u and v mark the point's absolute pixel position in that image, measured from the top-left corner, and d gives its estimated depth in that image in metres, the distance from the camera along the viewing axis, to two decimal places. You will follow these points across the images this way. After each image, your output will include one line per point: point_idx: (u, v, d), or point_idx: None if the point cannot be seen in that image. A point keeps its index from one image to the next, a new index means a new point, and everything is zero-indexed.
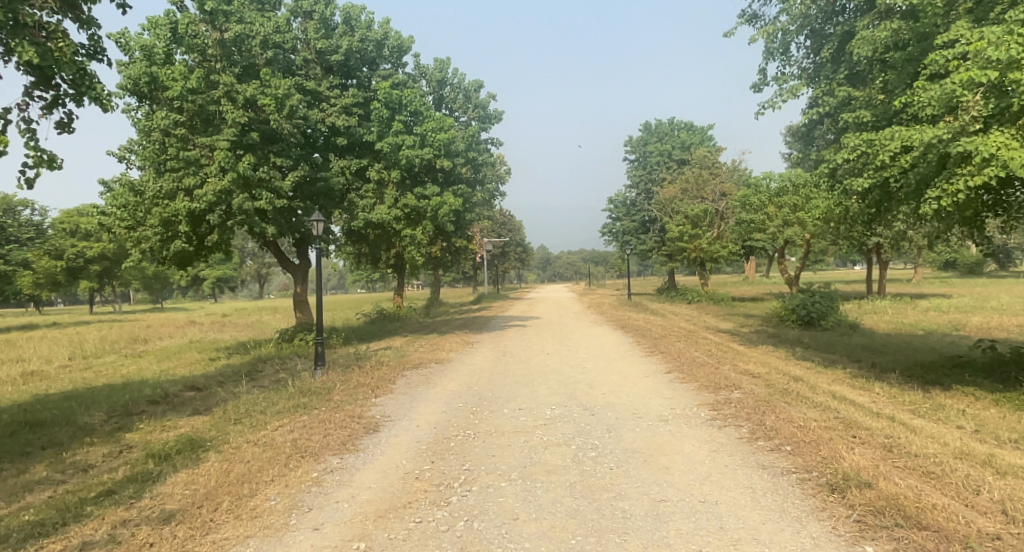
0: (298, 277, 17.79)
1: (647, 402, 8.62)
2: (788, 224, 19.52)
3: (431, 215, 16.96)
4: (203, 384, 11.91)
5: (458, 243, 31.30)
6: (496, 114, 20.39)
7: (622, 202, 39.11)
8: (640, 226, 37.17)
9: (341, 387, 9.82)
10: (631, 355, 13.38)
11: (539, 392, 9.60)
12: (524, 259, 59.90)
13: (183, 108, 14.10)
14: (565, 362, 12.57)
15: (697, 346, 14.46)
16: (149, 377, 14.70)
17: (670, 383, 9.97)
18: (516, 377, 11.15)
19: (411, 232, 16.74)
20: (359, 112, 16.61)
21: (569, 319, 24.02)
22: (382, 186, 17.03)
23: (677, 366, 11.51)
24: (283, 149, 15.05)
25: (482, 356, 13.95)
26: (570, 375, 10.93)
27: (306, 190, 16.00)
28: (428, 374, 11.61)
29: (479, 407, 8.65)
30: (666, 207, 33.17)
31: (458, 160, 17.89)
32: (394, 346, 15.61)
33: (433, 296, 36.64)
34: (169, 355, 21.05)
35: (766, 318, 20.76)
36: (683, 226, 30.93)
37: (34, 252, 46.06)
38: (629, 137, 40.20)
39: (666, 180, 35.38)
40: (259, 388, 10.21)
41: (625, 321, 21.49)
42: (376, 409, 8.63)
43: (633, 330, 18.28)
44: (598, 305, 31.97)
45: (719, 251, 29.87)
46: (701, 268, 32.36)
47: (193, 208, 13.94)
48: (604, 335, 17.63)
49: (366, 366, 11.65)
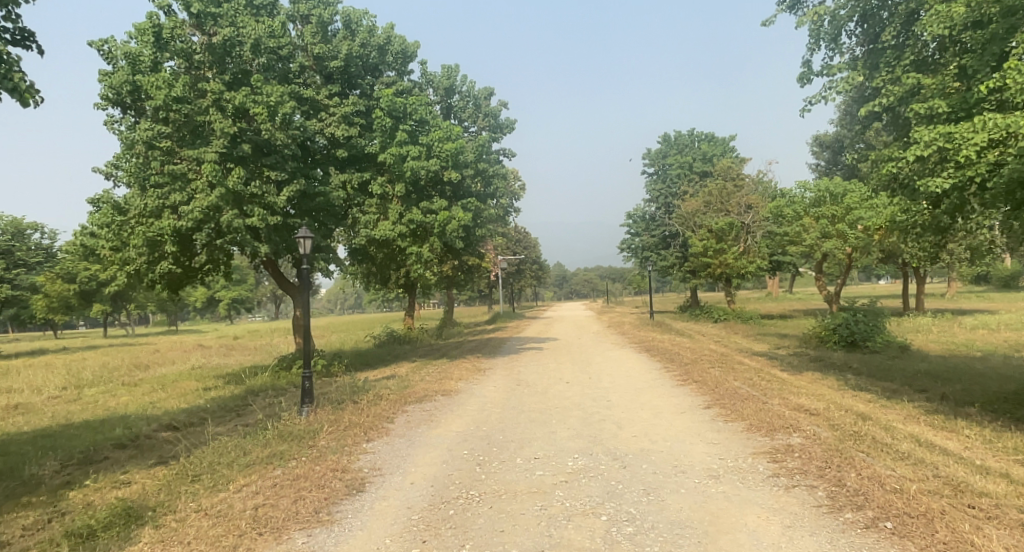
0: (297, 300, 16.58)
1: (689, 449, 7.16)
2: (826, 236, 18.00)
3: (439, 232, 15.72)
4: (183, 423, 10.67)
5: (471, 262, 30.07)
6: (508, 124, 19.19)
7: (641, 217, 37.79)
8: (660, 242, 35.82)
9: (328, 429, 8.46)
10: (661, 384, 11.92)
11: (559, 434, 8.16)
12: (540, 276, 58.50)
13: (168, 118, 13.05)
14: (587, 394, 11.13)
15: (734, 372, 12.98)
16: (132, 412, 13.49)
17: (712, 422, 8.51)
18: (532, 413, 9.75)
19: (417, 250, 15.50)
20: (360, 122, 15.50)
21: (589, 341, 22.56)
22: (387, 201, 15.86)
23: (717, 398, 10.04)
24: (277, 162, 13.90)
25: (495, 386, 12.57)
26: (595, 412, 9.49)
27: (304, 206, 14.86)
28: (431, 409, 10.22)
29: (488, 456, 7.24)
30: (689, 221, 31.72)
31: (467, 172, 16.67)
32: (399, 375, 14.31)
33: (447, 317, 35.35)
34: (165, 383, 19.91)
35: (804, 339, 19.19)
36: (706, 241, 29.78)
37: (45, 275, 45.57)
38: (648, 150, 38.89)
39: (687, 192, 33.97)
40: (236, 431, 8.91)
41: (650, 342, 20.01)
42: (365, 460, 7.25)
43: (659, 354, 16.82)
44: (619, 324, 30.48)
45: (746, 267, 28.72)
46: (727, 286, 30.87)
47: (179, 226, 12.79)
48: (628, 360, 16.20)
49: (362, 401, 10.31)
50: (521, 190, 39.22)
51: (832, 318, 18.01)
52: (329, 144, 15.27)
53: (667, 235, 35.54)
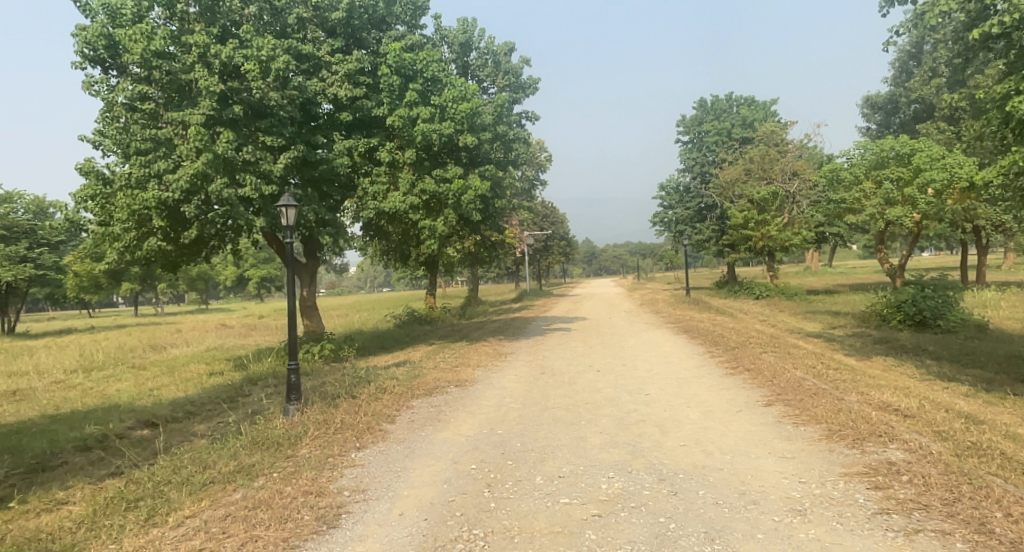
0: (305, 279, 15.48)
1: (758, 467, 5.61)
2: (889, 202, 16.13)
3: (454, 204, 14.23)
4: (165, 418, 9.46)
5: (494, 237, 28.52)
6: (531, 86, 17.53)
7: (675, 188, 35.98)
8: (696, 214, 33.96)
9: (313, 433, 7.09)
10: (707, 373, 10.32)
11: (589, 442, 6.66)
12: (568, 252, 56.90)
13: (151, 77, 11.72)
14: (622, 386, 9.58)
15: (790, 356, 11.34)
16: (122, 402, 12.33)
17: (779, 426, 6.92)
18: (558, 410, 8.29)
19: (431, 224, 14.07)
20: (366, 82, 14.02)
21: (621, 321, 20.98)
22: (397, 169, 14.42)
23: (778, 392, 8.43)
24: (273, 126, 12.50)
25: (516, 375, 11.16)
26: (633, 410, 7.99)
27: (306, 175, 13.50)
28: (440, 405, 8.83)
29: (502, 474, 5.77)
30: (727, 191, 29.75)
31: (485, 136, 15.06)
32: (412, 361, 13.03)
33: (472, 295, 34.07)
34: (173, 367, 18.95)
35: (861, 317, 17.32)
36: (748, 211, 27.65)
37: (73, 255, 45.65)
38: (682, 116, 36.65)
39: (726, 161, 31.84)
40: (211, 433, 7.59)
41: (689, 322, 18.36)
42: (349, 477, 5.87)
43: (701, 335, 15.19)
44: (652, 301, 28.82)
45: (790, 239, 26.71)
46: (769, 260, 28.99)
47: (165, 197, 11.48)
48: (666, 343, 14.62)
49: (361, 395, 8.95)
50: (547, 162, 37.54)
51: (894, 294, 16.26)
52: (332, 106, 13.82)
53: (703, 207, 33.64)
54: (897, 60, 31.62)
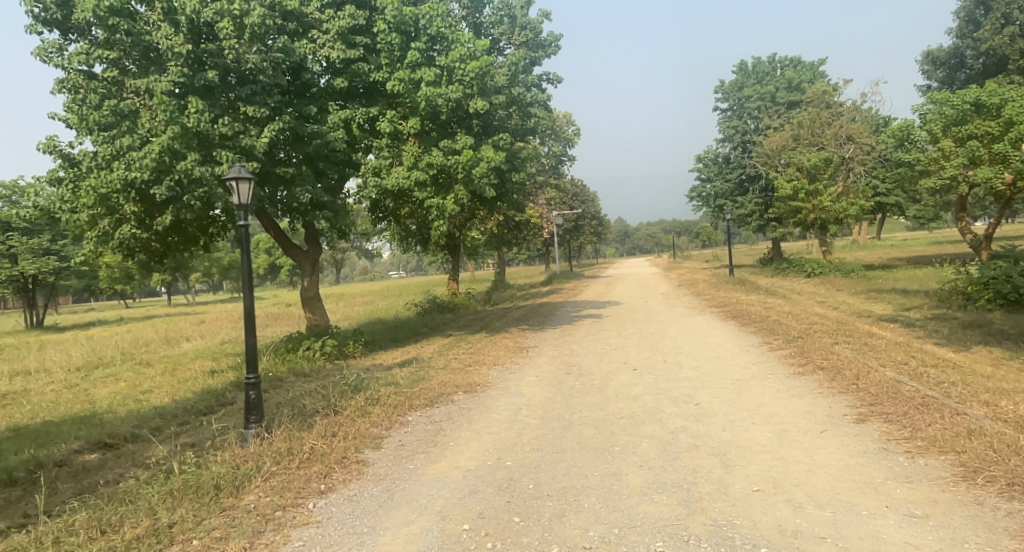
0: (305, 268, 14.02)
1: (876, 535, 3.81)
2: (974, 162, 13.91)
3: (466, 179, 12.53)
4: (123, 437, 8.02)
5: (521, 216, 26.73)
6: (552, 45, 15.60)
7: (714, 159, 34.08)
8: (737, 187, 32.05)
9: (268, 470, 5.51)
10: (770, 373, 8.44)
11: (627, 486, 4.91)
12: (600, 232, 54.75)
13: (113, 40, 10.23)
14: (668, 393, 7.79)
15: (869, 347, 9.38)
16: (99, 410, 11.01)
17: (885, 456, 5.06)
18: (585, 429, 6.56)
19: (440, 202, 12.41)
20: (363, 42, 12.34)
21: (659, 305, 19.08)
22: (400, 141, 12.78)
23: (869, 402, 6.55)
24: (255, 93, 10.92)
25: (538, 377, 9.46)
26: (681, 429, 6.23)
27: (297, 150, 11.96)
28: (440, 423, 7.18)
29: (504, 545, 4.06)
30: (773, 159, 27.80)
31: (499, 101, 13.23)
32: (422, 360, 11.46)
33: (499, 279, 32.44)
34: (178, 363, 17.77)
35: (939, 296, 15.14)
36: (797, 181, 25.47)
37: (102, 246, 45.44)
38: (720, 82, 34.22)
39: (770, 127, 29.56)
40: (151, 467, 6.06)
41: (736, 306, 16.38)
42: (294, 545, 4.25)
43: (754, 322, 13.26)
44: (692, 282, 26.82)
45: (845, 211, 24.45)
46: (820, 235, 26.66)
47: (131, 177, 10.04)
48: (713, 331, 12.75)
49: (345, 411, 7.36)
50: (574, 136, 35.52)
51: (979, 267, 14.29)
52: (325, 70, 12.20)
53: (744, 179, 31.69)
54: (962, 8, 28.54)
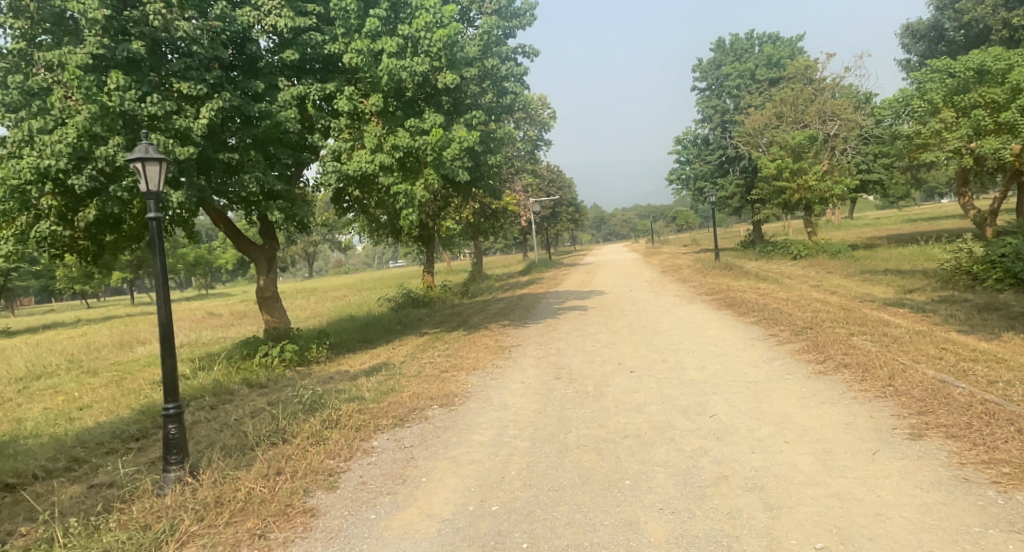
0: (261, 265, 12.67)
1: None
2: (979, 133, 13.08)
3: (436, 162, 11.26)
4: (33, 475, 6.72)
5: (497, 203, 25.54)
6: (528, 15, 14.33)
7: (693, 141, 33.50)
8: (717, 168, 31.50)
9: (187, 532, 4.29)
10: (788, 373, 7.42)
11: (649, 543, 3.79)
12: (578, 218, 53.83)
13: (17, 7, 8.82)
14: (677, 402, 6.72)
15: (891, 339, 8.43)
16: (23, 434, 9.64)
17: (969, 489, 4.03)
18: (584, 455, 5.45)
19: (408, 188, 11.15)
20: (315, 9, 10.98)
21: (646, 295, 18.10)
22: (362, 121, 11.49)
23: (918, 409, 5.54)
24: (190, 67, 9.55)
25: (524, 385, 8.33)
26: (701, 453, 5.16)
27: (244, 132, 10.62)
28: (411, 449, 6.01)
29: None
30: (755, 139, 27.23)
31: (471, 75, 11.94)
32: (393, 365, 10.27)
33: (476, 270, 31.26)
34: (129, 372, 16.33)
35: (942, 277, 14.36)
36: (781, 160, 24.70)
37: None
38: (698, 60, 33.37)
39: (750, 106, 28.83)
40: (43, 523, 4.81)
41: (728, 293, 15.43)
42: None
43: (752, 312, 12.29)
44: (676, 268, 25.93)
45: (831, 190, 23.75)
46: (805, 216, 25.93)
47: (43, 165, 8.64)
48: (711, 323, 11.74)
49: (296, 438, 6.15)
50: (550, 120, 34.40)
51: (986, 245, 13.55)
52: (273, 42, 10.85)
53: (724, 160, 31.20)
54: None
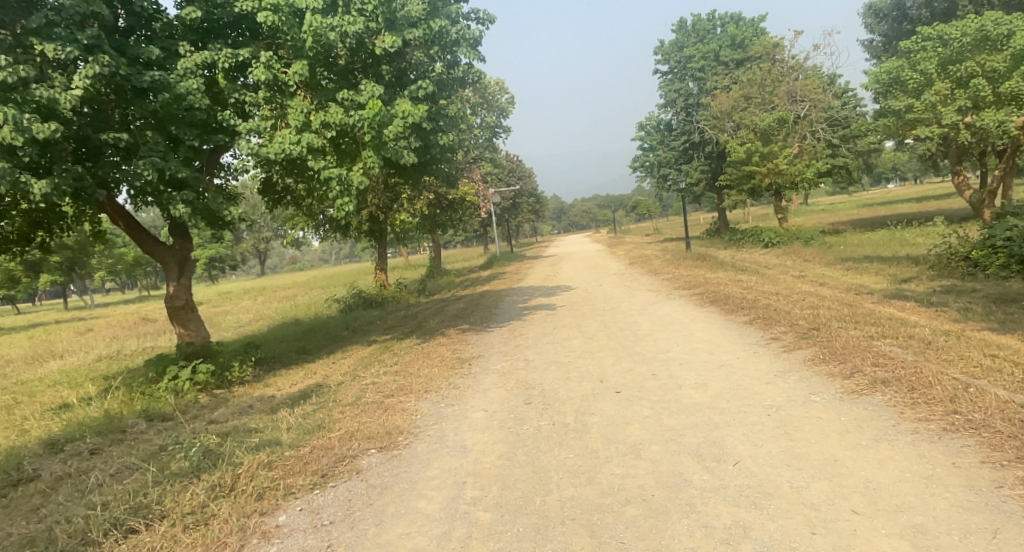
0: (171, 270, 10.67)
1: None
2: (977, 106, 11.96)
3: (376, 142, 9.47)
4: None
5: (453, 193, 23.81)
6: None
7: (656, 127, 32.58)
8: (682, 154, 30.74)
9: None
10: (814, 393, 6.00)
11: None
12: (538, 209, 52.40)
13: None
14: (686, 442, 5.18)
15: (922, 343, 7.09)
16: None
17: None
18: (574, 538, 3.86)
19: (342, 174, 9.33)
20: None
21: (617, 291, 16.67)
22: (286, 95, 9.65)
23: (1015, 453, 4.16)
24: (53, 23, 7.58)
25: (486, 416, 6.71)
26: (738, 535, 3.66)
27: (137, 108, 8.67)
28: (332, 529, 4.32)
29: None
30: (721, 122, 26.26)
31: (417, 39, 10.15)
32: (328, 388, 8.54)
33: (433, 265, 29.48)
34: (29, 394, 14.12)
35: (935, 264, 13.27)
36: (750, 143, 23.62)
37: None
38: (659, 42, 32.14)
39: (716, 87, 27.71)
40: None
41: (708, 288, 14.12)
42: None
43: (741, 311, 10.92)
44: (644, 259, 24.65)
45: (801, 173, 22.77)
46: (774, 202, 24.95)
47: None
48: (697, 325, 10.32)
49: (167, 522, 4.41)
50: (508, 105, 32.79)
51: (985, 228, 12.53)
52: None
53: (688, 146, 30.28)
54: None
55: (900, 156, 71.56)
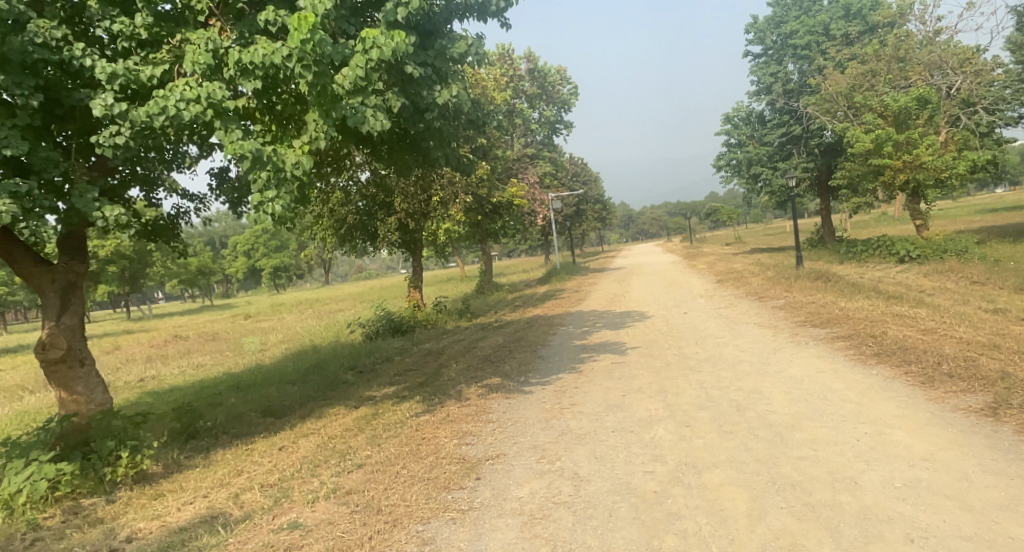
0: (50, 303, 7.12)
1: None
2: None
3: (319, 96, 5.54)
4: None
5: (505, 196, 19.96)
6: None
7: (745, 119, 27.85)
8: (779, 150, 25.89)
9: None
10: None
11: None
12: (606, 216, 47.93)
13: None
14: None
15: None
16: None
17: None
18: None
19: (262, 150, 5.46)
20: None
21: (712, 325, 12.26)
22: (192, 27, 6.00)
23: None
24: None
25: None
26: None
27: None
28: None
29: None
30: (835, 107, 21.49)
31: None
32: (214, 535, 4.69)
33: (484, 281, 25.70)
34: None
35: None
36: (878, 131, 18.73)
37: None
38: (752, 20, 27.43)
39: (828, 67, 22.78)
40: None
41: (856, 328, 9.61)
42: None
43: (949, 383, 6.45)
44: (738, 276, 20.05)
45: (951, 167, 17.63)
46: (909, 205, 19.80)
47: None
48: (881, 413, 5.94)
49: None
50: (572, 97, 28.74)
51: None
52: None
53: (787, 140, 25.32)
54: None
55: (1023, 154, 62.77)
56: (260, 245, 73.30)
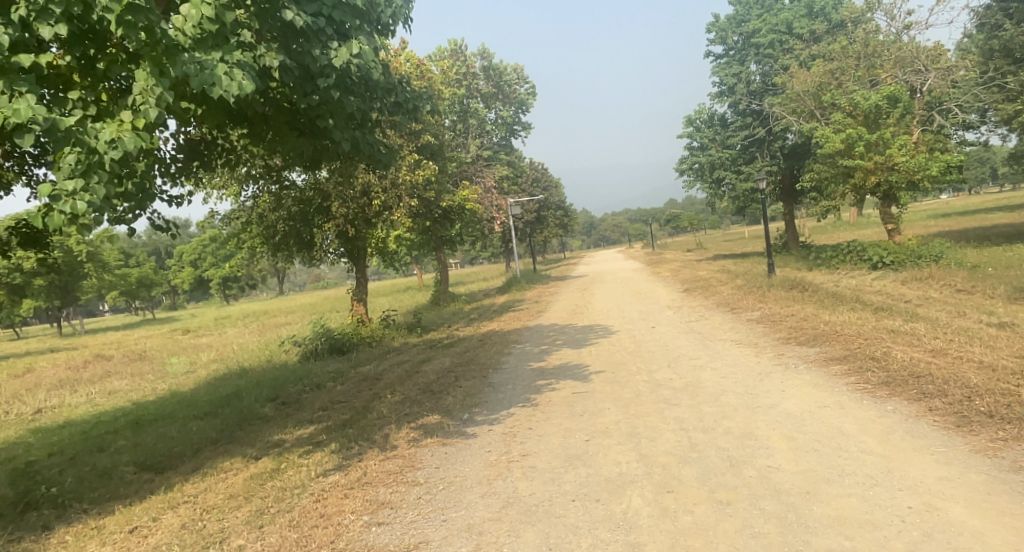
0: None
1: None
2: None
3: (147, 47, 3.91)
4: None
5: (455, 200, 18.34)
6: None
7: (708, 121, 26.88)
8: (743, 153, 24.96)
9: None
10: None
11: None
12: (566, 223, 46.61)
13: None
14: None
15: None
16: None
17: None
18: None
19: (60, 121, 3.81)
20: None
21: (683, 342, 10.86)
22: None
23: None
24: None
25: None
26: None
27: None
28: None
29: None
30: (802, 106, 20.54)
31: None
32: None
33: (437, 291, 23.99)
34: None
35: None
36: (847, 130, 17.80)
37: None
38: (713, 19, 26.50)
39: (794, 65, 21.88)
40: None
41: (850, 349, 8.31)
42: None
43: (993, 429, 5.10)
44: (705, 284, 18.82)
45: (925, 168, 16.72)
46: (881, 208, 18.92)
47: None
48: (919, 473, 4.55)
49: None
50: (529, 97, 27.32)
51: None
52: None
53: (749, 142, 24.38)
54: None
55: (971, 151, 63.16)
56: (207, 255, 69.85)
